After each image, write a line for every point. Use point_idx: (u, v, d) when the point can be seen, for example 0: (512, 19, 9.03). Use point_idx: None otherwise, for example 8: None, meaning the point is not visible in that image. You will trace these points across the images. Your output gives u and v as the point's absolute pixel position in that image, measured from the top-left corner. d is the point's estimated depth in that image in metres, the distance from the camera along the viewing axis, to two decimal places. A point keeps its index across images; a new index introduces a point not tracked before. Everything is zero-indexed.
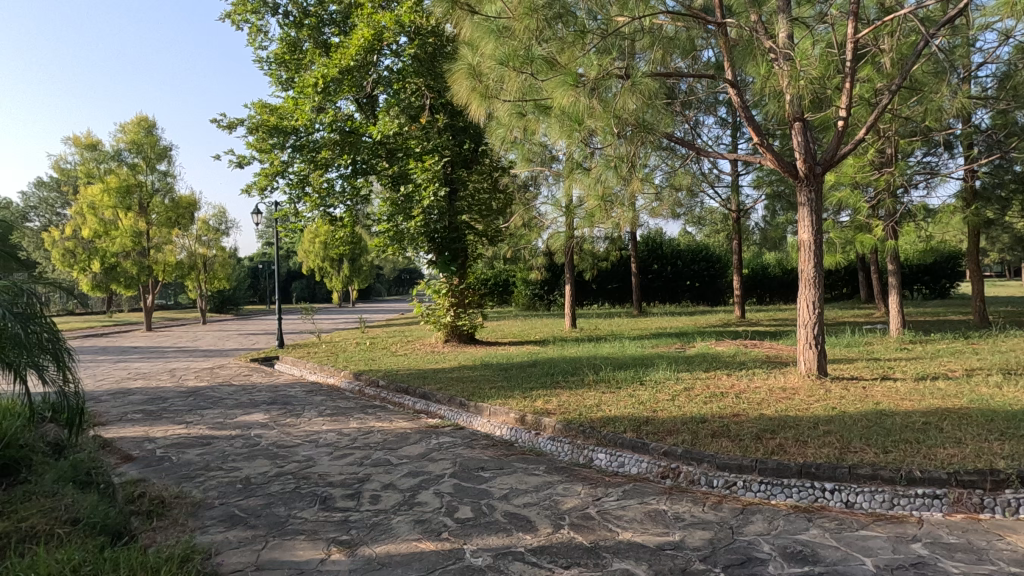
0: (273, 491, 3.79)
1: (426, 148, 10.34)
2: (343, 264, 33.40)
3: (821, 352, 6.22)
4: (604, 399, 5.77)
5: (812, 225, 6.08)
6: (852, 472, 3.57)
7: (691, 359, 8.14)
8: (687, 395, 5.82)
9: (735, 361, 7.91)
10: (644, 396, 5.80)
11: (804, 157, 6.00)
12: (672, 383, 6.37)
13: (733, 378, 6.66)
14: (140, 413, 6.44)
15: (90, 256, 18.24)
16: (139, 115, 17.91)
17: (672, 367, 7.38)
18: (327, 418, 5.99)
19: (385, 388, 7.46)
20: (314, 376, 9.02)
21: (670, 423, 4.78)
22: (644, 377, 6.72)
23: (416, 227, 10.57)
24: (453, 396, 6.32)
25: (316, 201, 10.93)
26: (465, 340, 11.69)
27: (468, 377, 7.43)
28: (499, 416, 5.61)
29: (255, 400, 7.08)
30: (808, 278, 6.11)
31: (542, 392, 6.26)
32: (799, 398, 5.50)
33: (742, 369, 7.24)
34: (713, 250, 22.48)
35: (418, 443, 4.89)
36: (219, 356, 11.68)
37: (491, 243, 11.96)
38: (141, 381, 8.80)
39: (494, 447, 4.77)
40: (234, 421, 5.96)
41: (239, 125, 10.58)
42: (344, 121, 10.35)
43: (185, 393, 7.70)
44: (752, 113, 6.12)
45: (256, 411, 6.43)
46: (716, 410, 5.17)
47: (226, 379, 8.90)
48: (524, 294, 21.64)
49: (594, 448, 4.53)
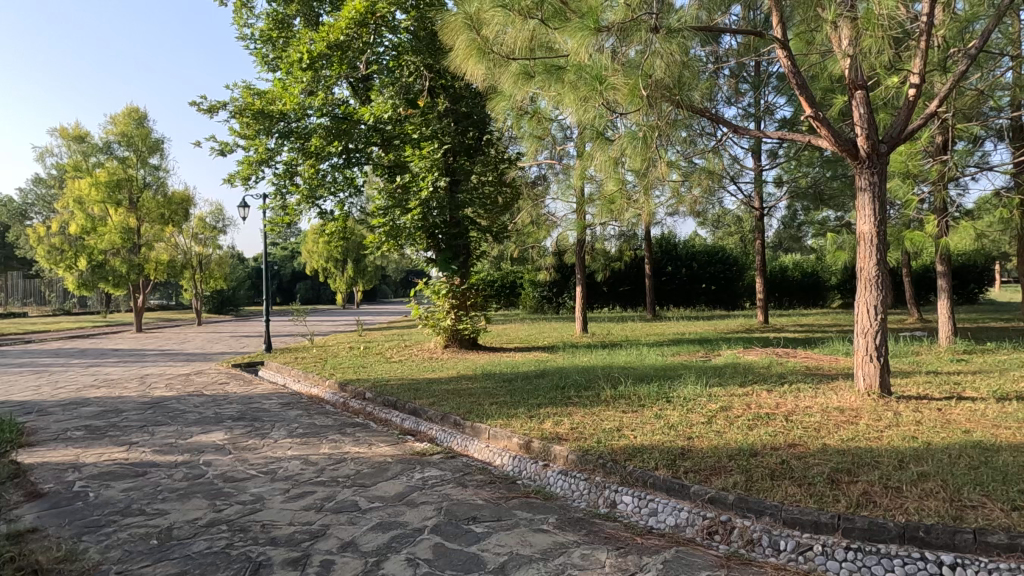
0: (194, 553, 2.85)
1: (423, 134, 9.46)
2: (347, 264, 32.56)
3: (883, 367, 5.22)
4: (627, 422, 4.80)
5: (875, 214, 5.10)
6: (978, 539, 2.59)
7: (720, 371, 7.16)
8: (726, 418, 4.85)
9: (772, 373, 6.90)
10: (673, 418, 4.87)
11: (865, 130, 5.03)
12: (706, 402, 5.39)
13: (776, 395, 5.66)
14: (82, 431, 5.52)
15: (77, 253, 17.47)
16: (130, 105, 17.08)
17: (700, 381, 6.40)
18: (296, 440, 5.04)
19: (371, 401, 6.52)
20: (297, 385, 8.10)
21: (713, 457, 3.81)
22: (671, 394, 5.74)
23: (414, 222, 9.63)
24: (447, 414, 5.40)
25: (305, 193, 10.03)
26: (467, 345, 10.74)
27: (466, 390, 6.47)
28: (500, 440, 4.68)
29: (221, 415, 6.15)
30: (869, 277, 5.14)
31: (552, 410, 5.29)
32: (865, 424, 4.52)
33: (784, 384, 6.24)
34: (729, 252, 21.48)
35: (397, 478, 3.93)
36: (201, 361, 10.76)
37: (497, 241, 11.04)
38: (105, 390, 7.90)
39: (493, 485, 3.81)
40: (186, 443, 5.01)
41: (221, 109, 9.68)
42: (336, 106, 9.64)
43: (145, 404, 6.79)
44: (804, 80, 5.14)
45: (216, 430, 5.49)
46: (766, 438, 4.21)
47: (199, 387, 8.01)
48: (531, 296, 20.67)
49: (617, 488, 3.60)
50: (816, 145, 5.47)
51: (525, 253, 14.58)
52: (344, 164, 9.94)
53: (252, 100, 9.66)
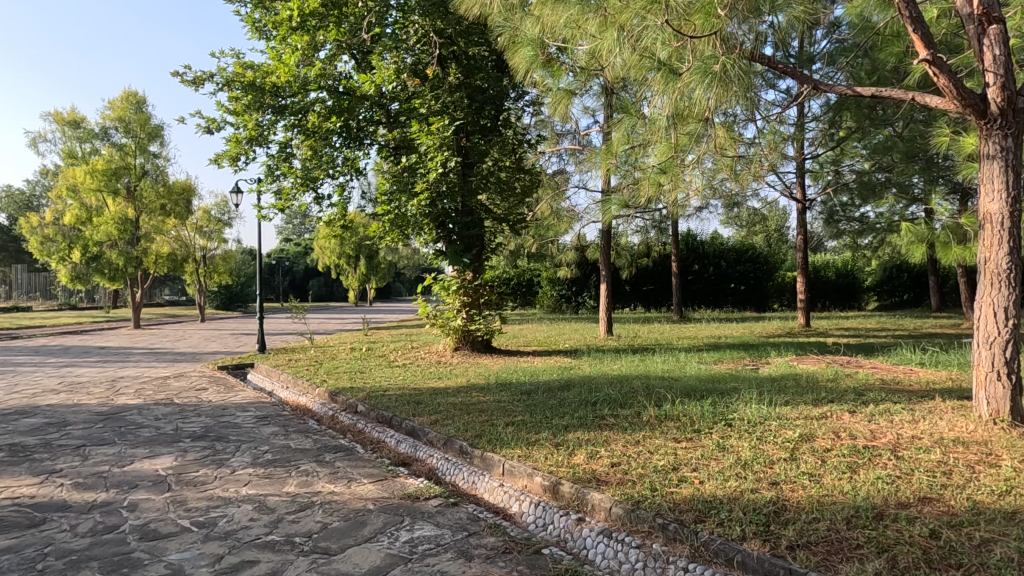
0: None
1: (433, 108, 8.36)
2: (359, 261, 31.59)
3: (1016, 387, 4.01)
4: (682, 458, 3.66)
5: (1006, 188, 3.92)
6: None
7: (780, 385, 5.98)
8: (816, 454, 3.69)
9: (844, 388, 5.72)
10: (745, 452, 3.76)
11: (999, 78, 3.89)
12: (778, 430, 4.25)
13: (863, 419, 4.50)
14: (3, 452, 4.48)
15: (71, 244, 16.61)
16: (127, 89, 16.28)
17: (761, 399, 5.25)
18: (257, 471, 3.95)
19: (363, 417, 5.45)
20: (285, 393, 7.08)
21: (824, 521, 2.66)
22: (730, 417, 4.61)
23: (420, 209, 8.47)
24: (451, 439, 4.31)
25: (301, 177, 8.98)
26: (480, 349, 9.64)
27: (476, 405, 5.37)
28: (519, 478, 3.59)
29: (180, 433, 5.08)
30: (996, 269, 3.96)
31: (583, 437, 4.17)
32: (1011, 465, 3.35)
33: (866, 404, 5.06)
34: (760, 250, 20.21)
35: (378, 540, 2.84)
36: (185, 362, 9.78)
37: (514, 233, 9.96)
38: (65, 396, 6.87)
39: (509, 559, 2.70)
40: (119, 474, 3.94)
41: (207, 80, 8.62)
42: (336, 81, 8.75)
43: (99, 416, 5.76)
44: (919, 13, 4.03)
45: (165, 454, 4.42)
46: (887, 489, 3.05)
47: (173, 394, 7.00)
48: (548, 295, 19.64)
49: (688, 569, 2.48)
50: (926, 100, 4.32)
51: (543, 249, 13.49)
52: (345, 143, 8.92)
53: (243, 71, 8.65)
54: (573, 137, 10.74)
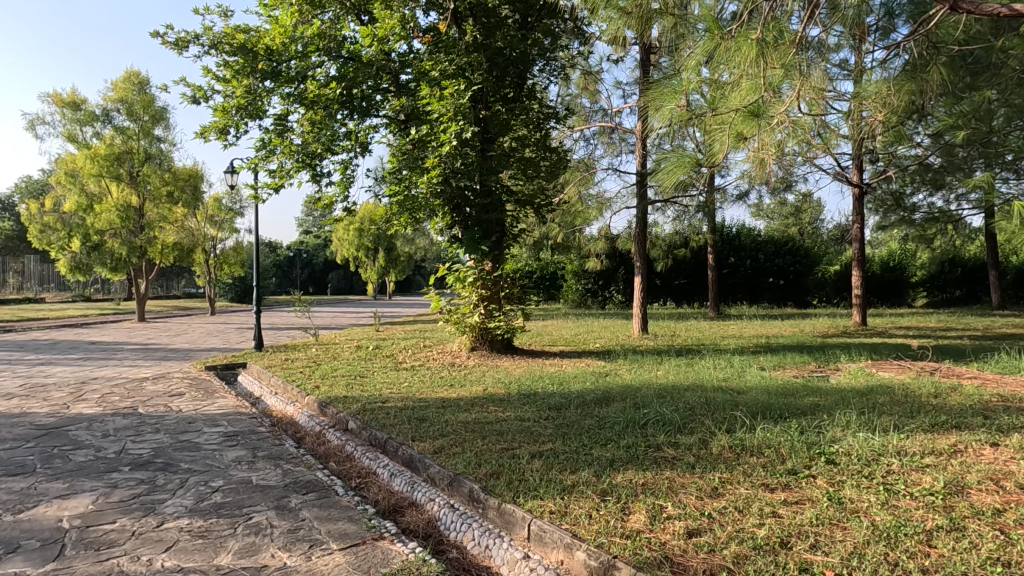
0: None
1: (445, 70, 7.12)
2: (379, 254, 30.77)
3: None
4: (792, 524, 2.51)
5: None
6: None
7: (875, 401, 4.75)
8: (987, 522, 2.50)
9: (960, 408, 4.48)
10: (881, 515, 2.59)
11: None
12: (911, 474, 3.08)
13: (1018, 458, 3.29)
14: None
15: (72, 232, 15.89)
16: (128, 69, 15.44)
17: (861, 423, 4.04)
18: (192, 527, 2.87)
19: (355, 437, 4.36)
20: (272, 401, 6.03)
21: None
22: (832, 451, 3.43)
23: (430, 191, 7.39)
24: (459, 479, 3.18)
25: (299, 154, 7.92)
26: (499, 349, 8.53)
27: (494, 425, 4.24)
28: (551, 550, 2.48)
29: (121, 458, 4.04)
30: None
31: (640, 481, 3.03)
32: None
33: (1005, 433, 3.82)
34: (800, 243, 18.87)
35: None
36: (174, 361, 8.81)
37: (540, 218, 8.82)
38: (15, 403, 5.87)
39: None
40: (6, 525, 2.89)
41: (193, 43, 7.55)
42: (340, 45, 7.69)
43: (37, 432, 4.75)
44: None
45: (85, 491, 3.36)
46: None
47: (141, 401, 5.99)
48: (574, 288, 18.55)
49: None
50: None
51: (569, 238, 12.34)
52: (350, 116, 7.86)
53: (234, 32, 7.58)
54: (605, 114, 9.59)
